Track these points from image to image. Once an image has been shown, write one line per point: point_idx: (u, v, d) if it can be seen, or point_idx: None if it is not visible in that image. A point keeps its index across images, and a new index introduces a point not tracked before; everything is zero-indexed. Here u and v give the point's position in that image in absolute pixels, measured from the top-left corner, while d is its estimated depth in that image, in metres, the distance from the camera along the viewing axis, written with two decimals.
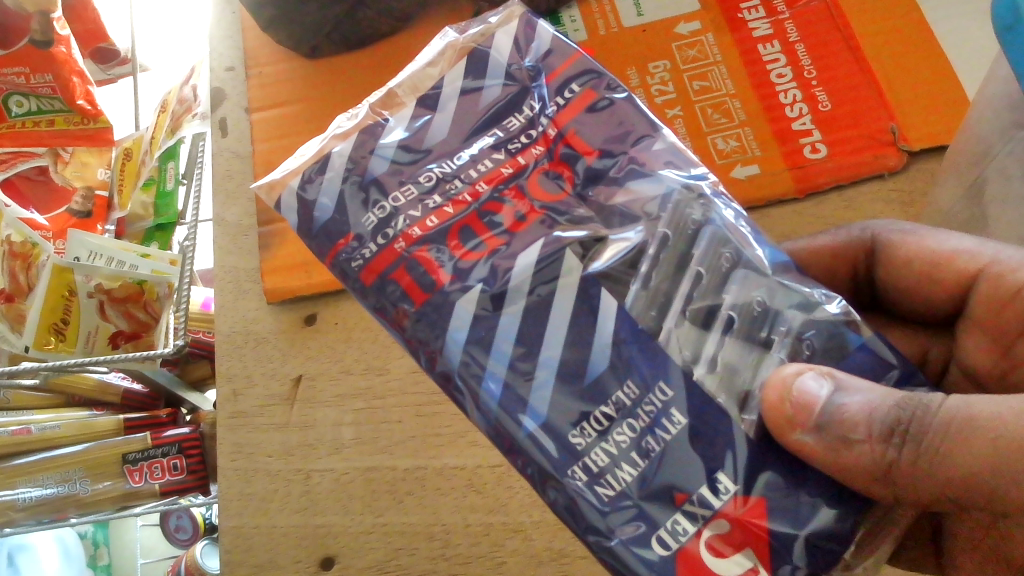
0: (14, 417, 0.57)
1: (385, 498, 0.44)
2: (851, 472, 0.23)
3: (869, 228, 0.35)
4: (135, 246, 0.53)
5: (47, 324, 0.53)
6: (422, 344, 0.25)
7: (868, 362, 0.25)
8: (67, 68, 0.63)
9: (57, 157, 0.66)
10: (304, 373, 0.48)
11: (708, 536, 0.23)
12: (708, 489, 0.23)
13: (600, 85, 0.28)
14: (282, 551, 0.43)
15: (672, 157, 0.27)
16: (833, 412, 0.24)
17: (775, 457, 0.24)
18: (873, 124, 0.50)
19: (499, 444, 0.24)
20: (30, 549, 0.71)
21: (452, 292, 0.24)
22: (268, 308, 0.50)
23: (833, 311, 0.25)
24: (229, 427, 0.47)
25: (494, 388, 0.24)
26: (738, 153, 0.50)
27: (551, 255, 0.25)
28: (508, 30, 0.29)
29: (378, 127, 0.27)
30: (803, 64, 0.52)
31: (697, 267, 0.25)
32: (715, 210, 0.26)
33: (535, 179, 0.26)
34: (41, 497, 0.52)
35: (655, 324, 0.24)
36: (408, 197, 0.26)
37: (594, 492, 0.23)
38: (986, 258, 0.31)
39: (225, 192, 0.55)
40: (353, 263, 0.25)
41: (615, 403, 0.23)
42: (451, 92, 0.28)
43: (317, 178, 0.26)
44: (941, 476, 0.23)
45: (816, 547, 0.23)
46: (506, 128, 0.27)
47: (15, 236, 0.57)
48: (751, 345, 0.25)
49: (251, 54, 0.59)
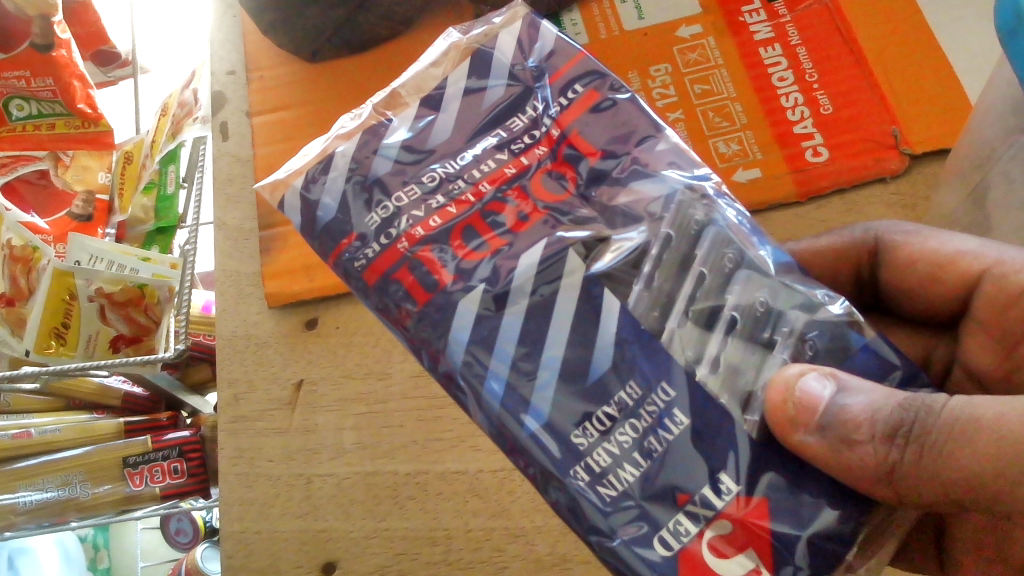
0: (14, 421, 0.57)
1: (386, 503, 0.43)
2: (854, 472, 0.23)
3: (871, 229, 0.35)
4: (136, 250, 0.54)
5: (48, 328, 0.54)
6: (425, 344, 0.25)
7: (870, 363, 0.25)
8: (68, 71, 0.63)
9: (58, 161, 0.66)
10: (305, 378, 0.48)
11: (710, 536, 0.22)
12: (711, 490, 0.23)
13: (603, 85, 0.28)
14: (283, 556, 0.43)
15: (676, 158, 0.27)
16: (835, 413, 0.24)
17: (778, 458, 0.24)
18: (875, 126, 0.50)
19: (501, 445, 0.24)
20: (30, 552, 0.71)
21: (455, 291, 0.24)
22: (269, 313, 0.50)
23: (837, 311, 0.25)
24: (230, 432, 0.47)
25: (496, 389, 0.24)
26: (739, 155, 0.50)
27: (553, 255, 0.25)
28: (511, 30, 0.28)
29: (382, 127, 0.27)
30: (804, 66, 0.53)
31: (699, 268, 0.25)
32: (718, 210, 0.26)
33: (538, 179, 0.26)
34: (41, 501, 0.52)
35: (658, 324, 0.24)
36: (411, 197, 0.26)
37: (597, 492, 0.23)
38: (989, 260, 0.31)
39: (225, 196, 0.55)
40: (355, 263, 0.25)
41: (618, 403, 0.23)
42: (454, 93, 0.28)
43: (320, 178, 0.26)
44: (944, 477, 0.23)
45: (820, 547, 0.22)
46: (509, 128, 0.27)
47: (16, 240, 0.56)
48: (754, 346, 0.25)
49: (251, 58, 0.59)
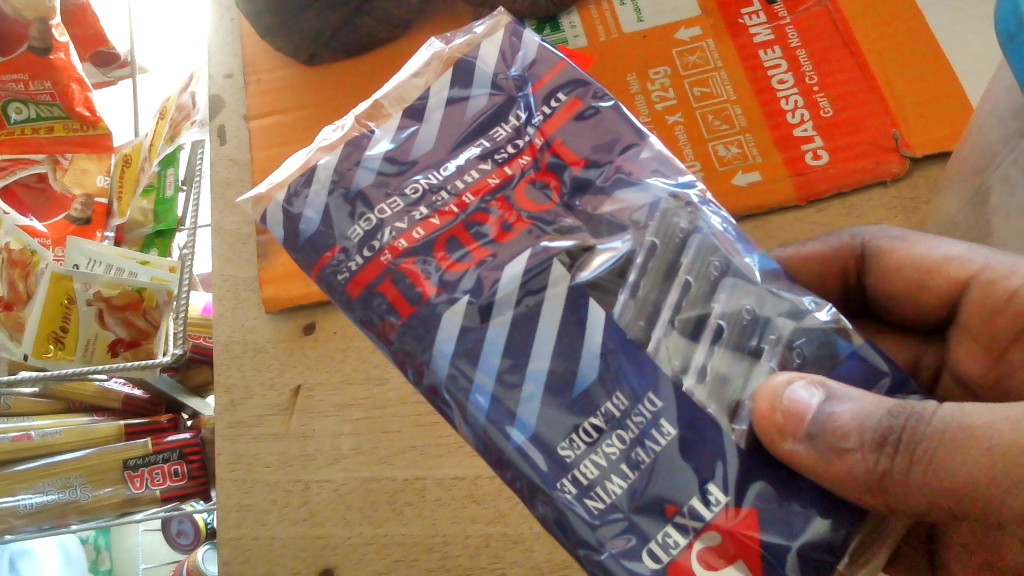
0: (15, 424, 0.57)
1: (384, 509, 0.43)
2: (841, 481, 0.23)
3: (859, 234, 0.35)
4: (134, 253, 0.54)
5: (45, 332, 0.54)
6: (410, 358, 0.24)
7: (858, 370, 0.25)
8: (67, 75, 0.64)
9: (56, 164, 0.66)
10: (303, 383, 0.48)
11: (700, 548, 0.22)
12: (700, 501, 0.22)
13: (587, 93, 0.27)
14: (282, 560, 0.43)
15: (660, 166, 0.26)
16: (824, 421, 0.23)
17: (768, 469, 0.23)
18: (875, 130, 0.49)
19: (487, 458, 0.24)
20: (31, 554, 0.70)
21: (438, 304, 0.24)
22: (267, 317, 0.50)
23: (823, 319, 0.25)
24: (227, 437, 0.47)
25: (481, 402, 0.23)
26: (739, 159, 0.50)
27: (538, 265, 0.24)
28: (494, 39, 0.28)
29: (364, 138, 0.27)
30: (803, 68, 0.52)
31: (686, 276, 0.25)
32: (703, 218, 0.26)
33: (521, 189, 0.26)
34: (41, 504, 0.52)
35: (644, 333, 0.24)
36: (394, 209, 0.25)
37: (584, 505, 0.23)
38: (977, 265, 0.30)
39: (224, 199, 0.55)
40: (339, 276, 0.25)
41: (604, 414, 0.23)
42: (436, 103, 0.27)
43: (302, 191, 0.26)
44: (937, 488, 0.23)
45: (810, 559, 0.22)
46: (492, 138, 0.27)
47: (15, 243, 0.57)
48: (740, 355, 0.24)
49: (250, 61, 0.59)
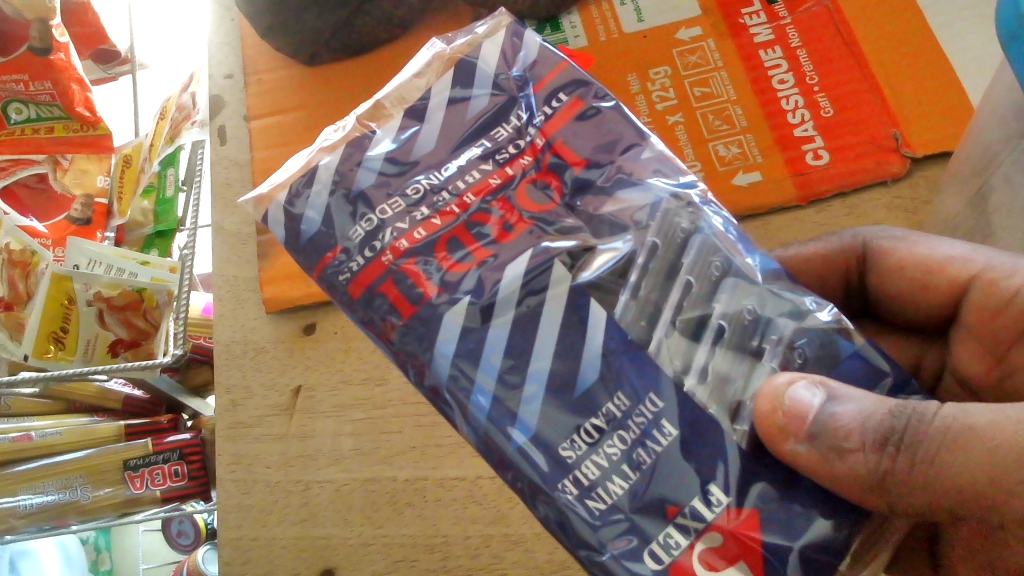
0: (15, 424, 0.57)
1: (385, 509, 0.43)
2: (843, 481, 0.23)
3: (860, 234, 0.35)
4: (134, 254, 0.54)
5: (46, 332, 0.53)
6: (411, 358, 0.24)
7: (860, 371, 0.25)
8: (67, 75, 0.64)
9: (56, 164, 0.66)
10: (304, 383, 0.48)
11: (701, 549, 0.22)
12: (701, 502, 0.22)
13: (588, 94, 0.27)
14: (282, 561, 0.43)
15: (661, 166, 0.26)
16: (825, 421, 0.23)
17: (769, 470, 0.23)
18: (875, 130, 0.49)
19: (488, 458, 0.24)
20: (31, 554, 0.70)
21: (439, 304, 0.24)
22: (268, 318, 0.50)
23: (824, 319, 0.25)
24: (228, 437, 0.47)
25: (483, 402, 0.23)
26: (739, 159, 0.50)
27: (540, 265, 0.24)
28: (495, 39, 0.28)
29: (365, 139, 0.27)
30: (804, 69, 0.52)
31: (687, 276, 0.25)
32: (705, 218, 0.26)
33: (522, 189, 0.26)
34: (41, 505, 0.52)
35: (645, 334, 0.24)
36: (395, 210, 0.25)
37: (585, 506, 0.22)
38: (979, 265, 0.30)
39: (224, 200, 0.55)
40: (340, 276, 0.25)
41: (605, 415, 0.23)
42: (437, 103, 0.27)
43: (303, 192, 0.26)
44: (939, 489, 0.23)
45: (811, 560, 0.22)
46: (493, 138, 0.27)
47: (15, 244, 0.57)
48: (741, 356, 0.24)
49: (250, 61, 0.59)
